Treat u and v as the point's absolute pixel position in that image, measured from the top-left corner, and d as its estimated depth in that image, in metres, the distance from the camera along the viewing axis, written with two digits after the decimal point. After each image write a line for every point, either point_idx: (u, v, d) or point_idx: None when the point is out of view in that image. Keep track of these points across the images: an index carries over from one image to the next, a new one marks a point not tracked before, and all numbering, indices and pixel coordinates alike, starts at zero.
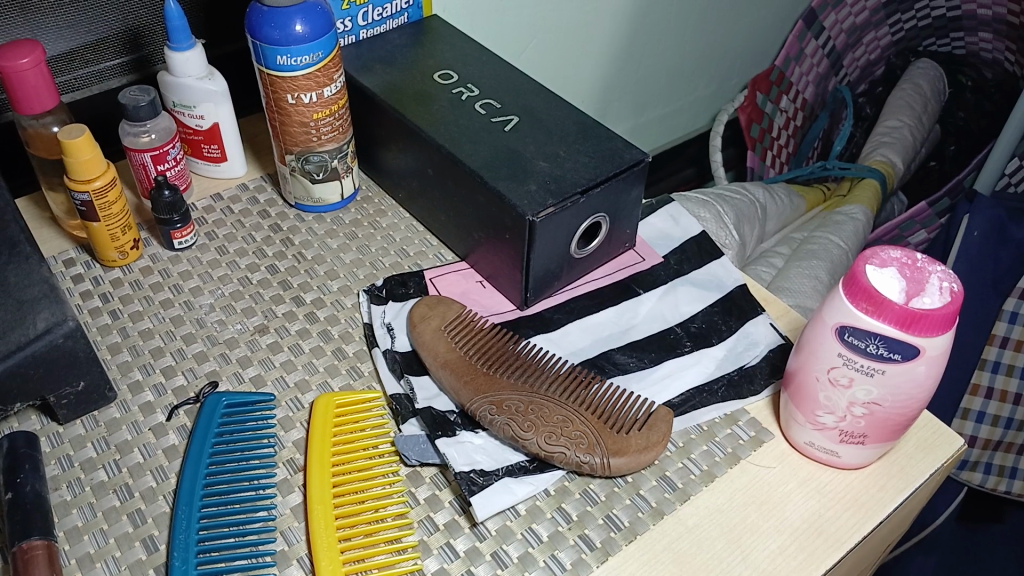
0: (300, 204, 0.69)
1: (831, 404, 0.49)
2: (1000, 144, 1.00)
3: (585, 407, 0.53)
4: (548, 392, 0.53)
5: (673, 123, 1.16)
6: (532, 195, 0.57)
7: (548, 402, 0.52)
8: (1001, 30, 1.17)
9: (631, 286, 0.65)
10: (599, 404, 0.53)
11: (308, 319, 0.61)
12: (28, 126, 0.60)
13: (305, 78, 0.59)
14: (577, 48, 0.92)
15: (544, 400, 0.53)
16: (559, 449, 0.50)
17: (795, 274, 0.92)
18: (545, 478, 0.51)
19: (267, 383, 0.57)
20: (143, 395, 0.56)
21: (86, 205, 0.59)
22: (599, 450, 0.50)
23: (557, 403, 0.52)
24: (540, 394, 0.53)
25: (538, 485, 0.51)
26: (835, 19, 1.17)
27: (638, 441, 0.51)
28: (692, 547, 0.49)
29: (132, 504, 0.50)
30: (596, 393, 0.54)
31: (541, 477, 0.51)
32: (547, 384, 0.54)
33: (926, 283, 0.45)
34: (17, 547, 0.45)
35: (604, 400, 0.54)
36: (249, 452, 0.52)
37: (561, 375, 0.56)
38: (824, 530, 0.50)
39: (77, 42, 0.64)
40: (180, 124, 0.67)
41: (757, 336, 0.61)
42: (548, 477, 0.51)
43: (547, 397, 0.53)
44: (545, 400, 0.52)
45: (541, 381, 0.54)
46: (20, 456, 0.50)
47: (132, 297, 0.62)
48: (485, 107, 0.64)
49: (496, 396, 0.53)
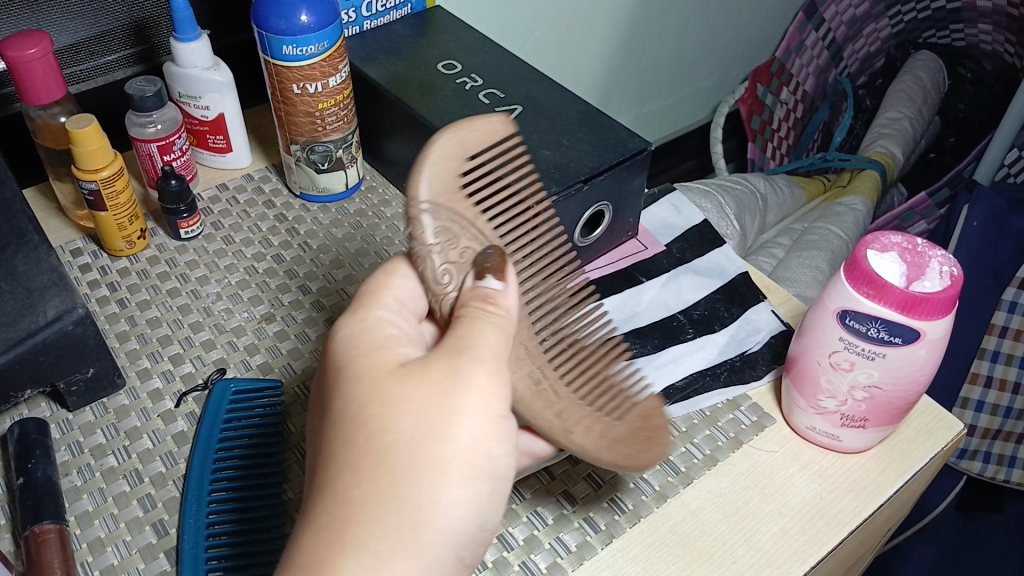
0: (305, 194, 0.70)
1: (833, 388, 0.50)
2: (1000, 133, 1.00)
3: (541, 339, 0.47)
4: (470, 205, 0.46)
5: (675, 115, 1.16)
6: (537, 183, 0.57)
7: (438, 192, 0.44)
8: (1000, 22, 1.16)
9: (634, 274, 0.66)
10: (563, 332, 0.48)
11: (314, 308, 0.62)
12: (36, 117, 0.61)
13: (311, 68, 0.59)
14: (580, 41, 0.93)
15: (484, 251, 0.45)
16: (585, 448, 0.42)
17: (796, 264, 0.93)
18: (645, 432, 0.45)
19: (274, 370, 0.57)
20: (151, 381, 0.56)
21: (94, 194, 0.60)
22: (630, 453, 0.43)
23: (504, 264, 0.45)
24: (461, 205, 0.45)
25: (649, 421, 0.46)
26: (835, 11, 1.18)
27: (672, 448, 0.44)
28: (695, 530, 0.49)
29: (142, 489, 0.50)
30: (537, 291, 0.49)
31: (592, 437, 0.43)
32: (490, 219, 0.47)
33: (926, 268, 0.46)
34: (29, 531, 0.46)
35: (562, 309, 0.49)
36: (256, 438, 0.53)
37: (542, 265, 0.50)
38: (826, 513, 0.50)
39: (83, 33, 0.65)
40: (185, 114, 0.68)
41: (760, 323, 0.62)
42: (580, 423, 0.43)
43: (440, 205, 0.44)
44: (464, 224, 0.45)
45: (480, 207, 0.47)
46: (31, 442, 0.50)
47: (140, 286, 0.62)
48: (489, 97, 0.65)
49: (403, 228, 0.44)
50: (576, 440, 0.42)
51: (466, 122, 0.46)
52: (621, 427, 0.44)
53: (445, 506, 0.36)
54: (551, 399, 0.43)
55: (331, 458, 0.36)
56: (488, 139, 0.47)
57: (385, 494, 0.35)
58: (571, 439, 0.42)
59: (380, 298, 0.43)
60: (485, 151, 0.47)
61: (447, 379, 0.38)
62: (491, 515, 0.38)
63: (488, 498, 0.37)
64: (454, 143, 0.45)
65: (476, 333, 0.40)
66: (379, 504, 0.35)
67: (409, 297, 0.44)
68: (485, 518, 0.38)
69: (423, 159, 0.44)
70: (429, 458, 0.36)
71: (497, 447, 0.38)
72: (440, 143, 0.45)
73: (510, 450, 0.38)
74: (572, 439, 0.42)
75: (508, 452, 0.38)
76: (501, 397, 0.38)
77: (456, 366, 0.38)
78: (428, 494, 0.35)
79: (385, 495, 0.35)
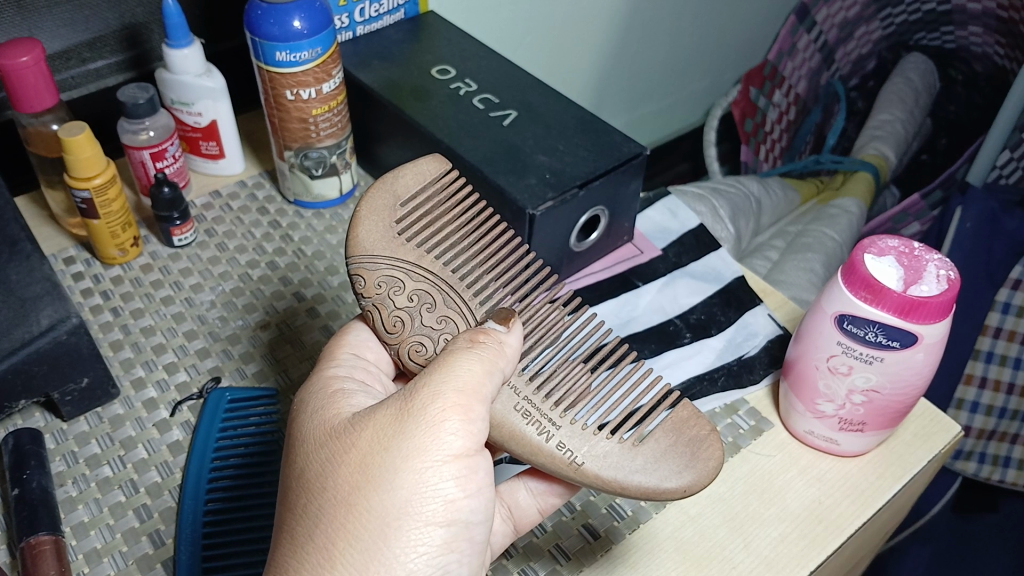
0: (299, 201, 0.69)
1: (831, 392, 0.50)
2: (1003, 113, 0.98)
3: (538, 370, 0.43)
4: (410, 247, 0.44)
5: (668, 117, 1.16)
6: (533, 188, 0.57)
7: (371, 243, 0.44)
8: (990, 24, 1.16)
9: (631, 279, 0.67)
10: (565, 355, 0.45)
11: (310, 315, 0.61)
12: (28, 124, 0.60)
13: (304, 74, 0.59)
14: (573, 45, 0.93)
15: (434, 288, 0.44)
16: (571, 469, 0.40)
17: (791, 267, 0.93)
18: (674, 451, 0.40)
19: (269, 378, 0.57)
20: (146, 391, 0.56)
21: (86, 203, 0.59)
22: (628, 469, 0.40)
23: (459, 296, 0.44)
24: (400, 251, 0.44)
25: (678, 437, 0.41)
26: (827, 13, 1.18)
27: (673, 464, 0.40)
28: (695, 535, 0.49)
29: (139, 499, 0.50)
30: (532, 315, 0.46)
31: (610, 464, 0.40)
32: (443, 255, 0.45)
33: (924, 271, 0.46)
34: (25, 543, 0.45)
35: (555, 327, 0.46)
36: (251, 447, 0.53)
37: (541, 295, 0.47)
38: (825, 517, 0.50)
39: (75, 40, 0.64)
40: (178, 121, 0.67)
41: (757, 327, 0.62)
42: (589, 452, 0.40)
43: (377, 254, 0.44)
44: (406, 265, 0.44)
45: (427, 244, 0.45)
46: (26, 453, 0.50)
47: (133, 295, 0.62)
48: (484, 102, 0.65)
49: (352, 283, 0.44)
50: (587, 471, 0.40)
51: (392, 174, 0.46)
52: (644, 448, 0.41)
53: (401, 547, 0.36)
54: (550, 430, 0.41)
55: (302, 496, 0.39)
56: (417, 184, 0.47)
57: (341, 534, 0.37)
58: (583, 472, 0.40)
59: (337, 356, 0.45)
60: (420, 194, 0.47)
61: (408, 417, 0.38)
62: (464, 552, 0.38)
63: (455, 536, 0.38)
64: (386, 194, 0.45)
65: (454, 363, 0.39)
66: (336, 546, 0.36)
67: (371, 354, 0.47)
68: (456, 555, 0.38)
69: (355, 218, 0.44)
70: (385, 500, 0.37)
71: (462, 486, 0.38)
72: (373, 197, 0.45)
73: (480, 488, 0.38)
74: (582, 472, 0.40)
75: (477, 490, 0.38)
76: (469, 433, 0.38)
77: (421, 400, 0.38)
78: (383, 534, 0.36)
79: (341, 535, 0.37)
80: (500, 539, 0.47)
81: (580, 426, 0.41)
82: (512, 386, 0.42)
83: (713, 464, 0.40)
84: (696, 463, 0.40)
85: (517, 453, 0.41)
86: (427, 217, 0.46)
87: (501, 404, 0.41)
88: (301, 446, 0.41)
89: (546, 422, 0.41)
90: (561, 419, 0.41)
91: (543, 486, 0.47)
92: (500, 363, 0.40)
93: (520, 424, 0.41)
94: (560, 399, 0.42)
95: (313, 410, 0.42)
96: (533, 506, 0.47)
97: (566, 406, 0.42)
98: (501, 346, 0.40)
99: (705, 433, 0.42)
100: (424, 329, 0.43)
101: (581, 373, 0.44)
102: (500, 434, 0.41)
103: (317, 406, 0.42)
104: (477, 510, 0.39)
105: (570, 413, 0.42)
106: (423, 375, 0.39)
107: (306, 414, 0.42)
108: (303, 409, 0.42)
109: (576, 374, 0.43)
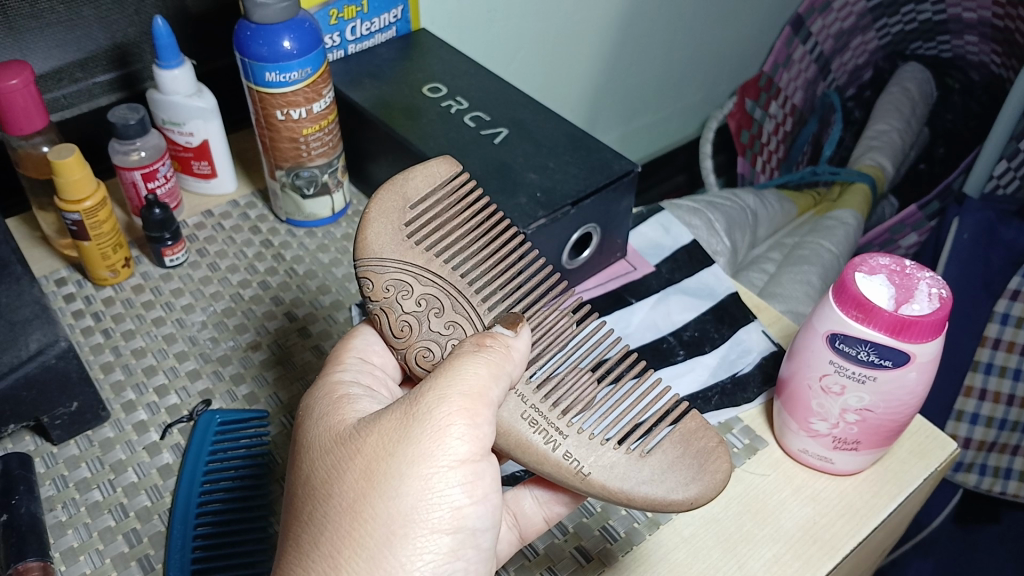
0: (291, 219, 0.69)
1: (824, 411, 0.49)
2: (1005, 115, 0.96)
3: (547, 375, 0.43)
4: (419, 250, 0.44)
5: (663, 130, 1.16)
6: (523, 207, 0.57)
7: (381, 245, 0.43)
8: (987, 33, 1.16)
9: (623, 296, 0.66)
10: (574, 362, 0.44)
11: (302, 334, 0.61)
12: (19, 147, 0.60)
13: (294, 94, 0.59)
14: (567, 59, 0.93)
15: (443, 291, 0.44)
16: (577, 480, 0.40)
17: (787, 280, 0.93)
18: (682, 463, 0.40)
19: (259, 401, 0.57)
20: (136, 414, 0.56)
21: (77, 225, 0.59)
22: (632, 480, 0.40)
23: (467, 302, 0.44)
24: (409, 255, 0.44)
25: (685, 449, 0.41)
26: (822, 24, 1.17)
27: (675, 479, 0.40)
28: (688, 557, 0.49)
29: (128, 524, 0.50)
30: (540, 321, 0.45)
31: (617, 476, 0.40)
32: (451, 258, 0.45)
33: (915, 289, 0.45)
34: (13, 569, 0.45)
35: (563, 335, 0.45)
36: (242, 469, 0.53)
37: (544, 298, 0.47)
38: (820, 537, 0.50)
39: (66, 61, 0.64)
40: (170, 141, 0.67)
41: (750, 344, 0.62)
42: (596, 462, 0.40)
43: (385, 257, 0.43)
44: (416, 269, 0.44)
45: (435, 247, 0.45)
46: (14, 478, 0.49)
47: (124, 316, 0.62)
48: (475, 120, 0.64)
49: (360, 284, 0.44)
50: (594, 481, 0.40)
51: (403, 176, 0.45)
52: (652, 459, 0.40)
53: (407, 555, 0.36)
54: (557, 439, 0.40)
55: (308, 502, 0.38)
56: (428, 185, 0.46)
57: (347, 542, 0.36)
58: (589, 481, 0.40)
59: (343, 360, 0.45)
60: (430, 197, 0.46)
61: (413, 422, 0.37)
62: (470, 559, 0.38)
63: (461, 543, 0.38)
64: (396, 195, 0.44)
65: (461, 366, 0.38)
66: (341, 553, 0.36)
67: (377, 357, 0.46)
68: (462, 562, 0.38)
69: (364, 219, 0.44)
70: (390, 507, 0.36)
71: (468, 492, 0.37)
72: (383, 198, 0.44)
73: (486, 494, 0.38)
74: (588, 482, 0.40)
75: (483, 496, 0.38)
76: (474, 438, 0.37)
77: (426, 404, 0.37)
78: (389, 542, 0.36)
79: (347, 543, 0.36)
80: (506, 548, 0.46)
81: (589, 436, 0.41)
82: (518, 392, 0.41)
83: (720, 476, 0.40)
84: (704, 475, 0.40)
85: (523, 461, 0.41)
86: (436, 220, 0.45)
87: (508, 411, 0.41)
88: (307, 452, 0.40)
89: (553, 431, 0.41)
90: (568, 427, 0.41)
91: (549, 494, 0.47)
92: (507, 367, 0.39)
93: (526, 433, 0.40)
94: (568, 407, 0.42)
95: (319, 415, 0.42)
96: (539, 515, 0.47)
97: (572, 414, 0.41)
98: (508, 350, 0.40)
99: (714, 445, 0.41)
100: (431, 334, 0.43)
101: (588, 382, 0.43)
102: (506, 442, 0.40)
103: (323, 412, 0.42)
104: (483, 517, 0.38)
105: (577, 422, 0.41)
106: (428, 379, 0.39)
107: (312, 420, 0.42)
108: (308, 414, 0.42)
109: (583, 383, 0.43)
